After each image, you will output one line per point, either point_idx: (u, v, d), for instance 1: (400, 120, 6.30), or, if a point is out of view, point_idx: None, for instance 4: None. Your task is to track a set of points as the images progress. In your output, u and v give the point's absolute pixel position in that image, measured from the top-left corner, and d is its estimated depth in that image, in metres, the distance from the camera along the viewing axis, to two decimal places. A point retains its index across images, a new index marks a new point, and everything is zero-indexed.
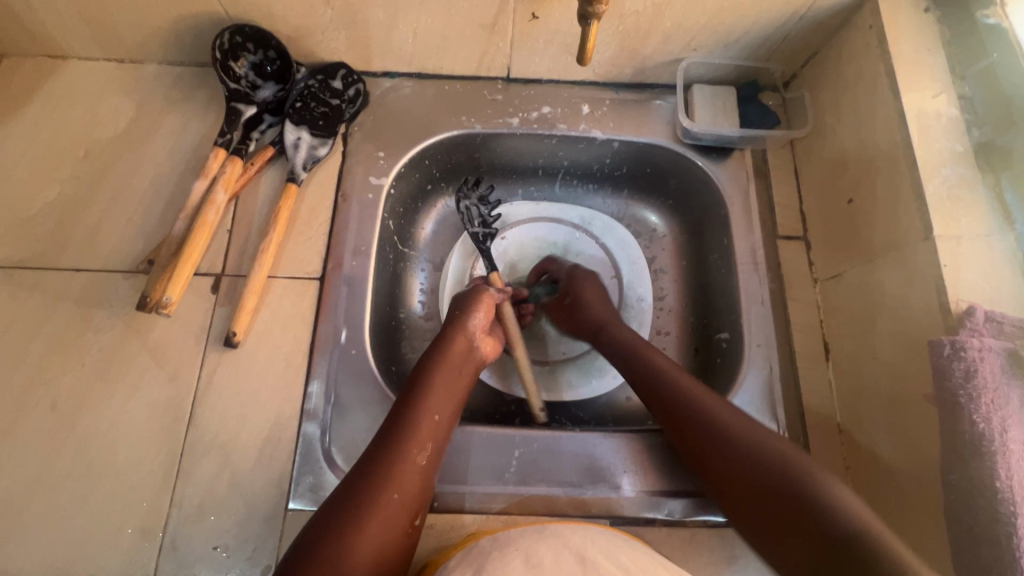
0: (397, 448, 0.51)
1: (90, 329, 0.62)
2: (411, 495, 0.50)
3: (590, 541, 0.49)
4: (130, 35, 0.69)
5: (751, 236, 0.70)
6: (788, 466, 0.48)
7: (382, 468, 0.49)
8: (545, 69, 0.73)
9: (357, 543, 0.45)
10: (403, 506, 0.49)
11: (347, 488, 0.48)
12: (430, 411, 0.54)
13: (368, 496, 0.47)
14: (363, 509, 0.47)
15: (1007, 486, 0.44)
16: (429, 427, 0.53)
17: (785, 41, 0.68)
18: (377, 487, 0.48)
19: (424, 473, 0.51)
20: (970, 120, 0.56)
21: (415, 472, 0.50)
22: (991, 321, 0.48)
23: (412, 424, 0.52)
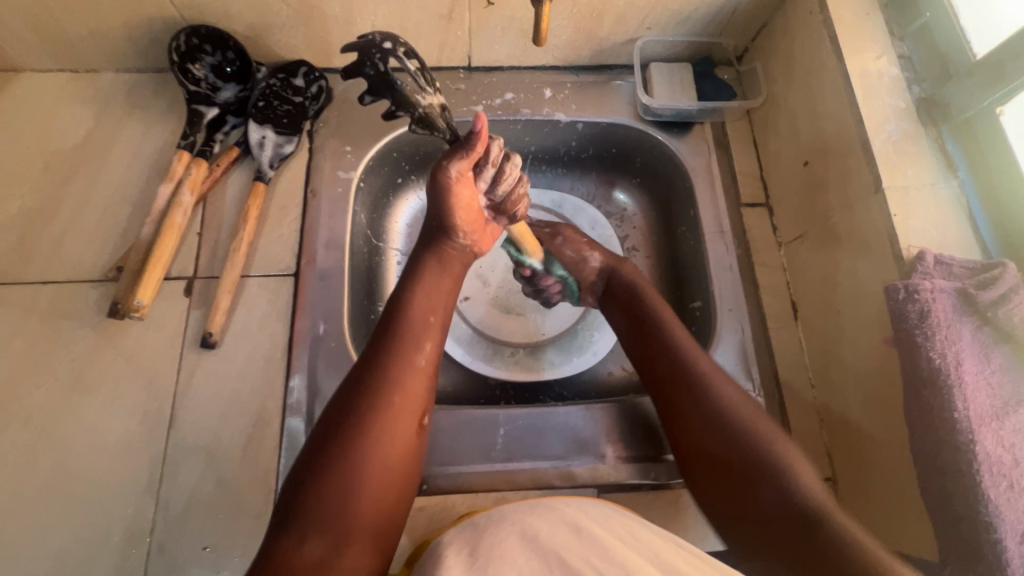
0: (396, 351, 0.48)
1: (62, 341, 0.61)
2: (411, 399, 0.47)
3: (583, 511, 0.49)
4: (83, 43, 0.68)
5: (716, 205, 0.72)
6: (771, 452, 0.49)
7: (383, 373, 0.47)
8: (505, 55, 0.75)
9: (369, 451, 0.44)
10: (402, 411, 0.46)
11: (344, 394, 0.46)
12: (423, 317, 0.51)
13: (365, 399, 0.46)
14: (362, 414, 0.45)
15: (964, 416, 0.46)
16: (419, 334, 0.50)
17: (734, 15, 0.70)
18: (374, 391, 0.46)
19: (423, 374, 0.49)
20: (910, 78, 0.59)
21: (412, 377, 0.48)
22: (941, 263, 0.50)
23: (405, 329, 0.50)
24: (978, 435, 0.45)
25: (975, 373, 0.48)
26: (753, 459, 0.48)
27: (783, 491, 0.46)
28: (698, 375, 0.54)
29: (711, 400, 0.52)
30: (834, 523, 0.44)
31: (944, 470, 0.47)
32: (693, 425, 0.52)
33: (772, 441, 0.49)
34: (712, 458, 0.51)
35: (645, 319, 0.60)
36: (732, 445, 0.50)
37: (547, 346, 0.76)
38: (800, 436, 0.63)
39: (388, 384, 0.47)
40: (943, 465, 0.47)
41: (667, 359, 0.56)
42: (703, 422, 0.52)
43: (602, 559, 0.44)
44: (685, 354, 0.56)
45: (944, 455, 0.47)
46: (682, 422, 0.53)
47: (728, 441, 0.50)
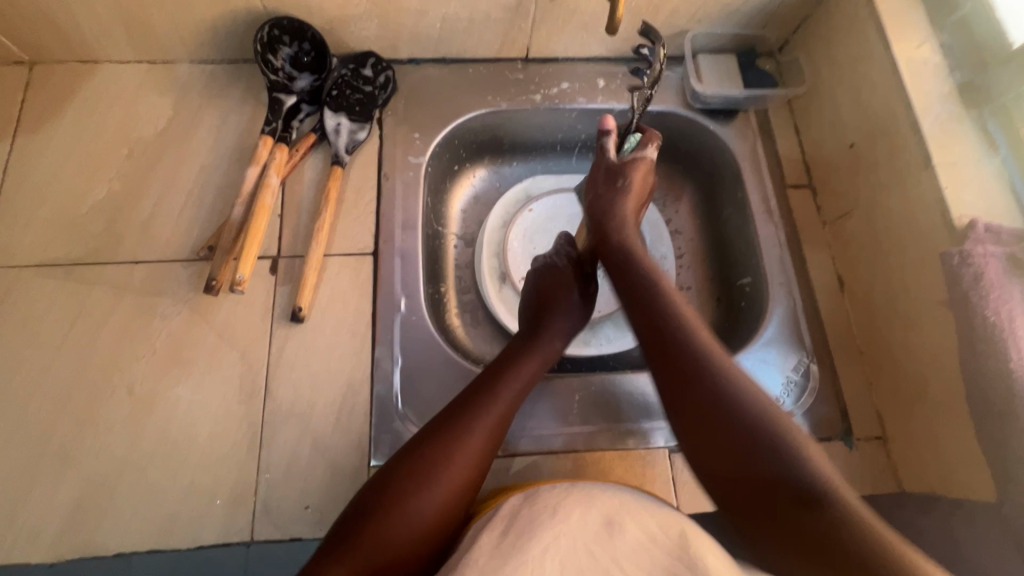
0: (465, 416, 0.55)
1: (158, 317, 0.64)
2: (477, 456, 0.53)
3: (620, 502, 0.50)
4: (166, 35, 0.71)
5: (763, 187, 0.77)
6: (773, 433, 0.46)
7: (449, 432, 0.53)
8: (561, 47, 0.79)
9: (420, 498, 0.50)
10: (467, 465, 0.52)
11: (425, 438, 0.54)
12: (511, 385, 0.59)
13: (444, 449, 0.52)
14: (436, 460, 0.51)
15: (1021, 365, 0.50)
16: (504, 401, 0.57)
17: (779, 9, 0.75)
18: (451, 442, 0.53)
19: (493, 439, 0.55)
20: (952, 64, 0.64)
21: (485, 439, 0.54)
22: (991, 230, 0.55)
23: (495, 391, 0.57)
24: None
25: None
26: (760, 441, 0.46)
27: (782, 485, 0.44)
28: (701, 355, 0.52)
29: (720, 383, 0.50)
30: (834, 499, 0.42)
31: (998, 416, 0.52)
32: (698, 404, 0.50)
33: (766, 409, 0.48)
34: (720, 437, 0.47)
35: (650, 298, 0.58)
36: (733, 425, 0.47)
37: (602, 323, 0.80)
38: (851, 398, 0.67)
39: (466, 436, 0.53)
40: (998, 412, 0.52)
41: (671, 326, 0.55)
42: (708, 404, 0.49)
43: (626, 558, 0.46)
44: (696, 339, 0.53)
45: (999, 402, 0.52)
46: (691, 410, 0.50)
47: (728, 422, 0.48)
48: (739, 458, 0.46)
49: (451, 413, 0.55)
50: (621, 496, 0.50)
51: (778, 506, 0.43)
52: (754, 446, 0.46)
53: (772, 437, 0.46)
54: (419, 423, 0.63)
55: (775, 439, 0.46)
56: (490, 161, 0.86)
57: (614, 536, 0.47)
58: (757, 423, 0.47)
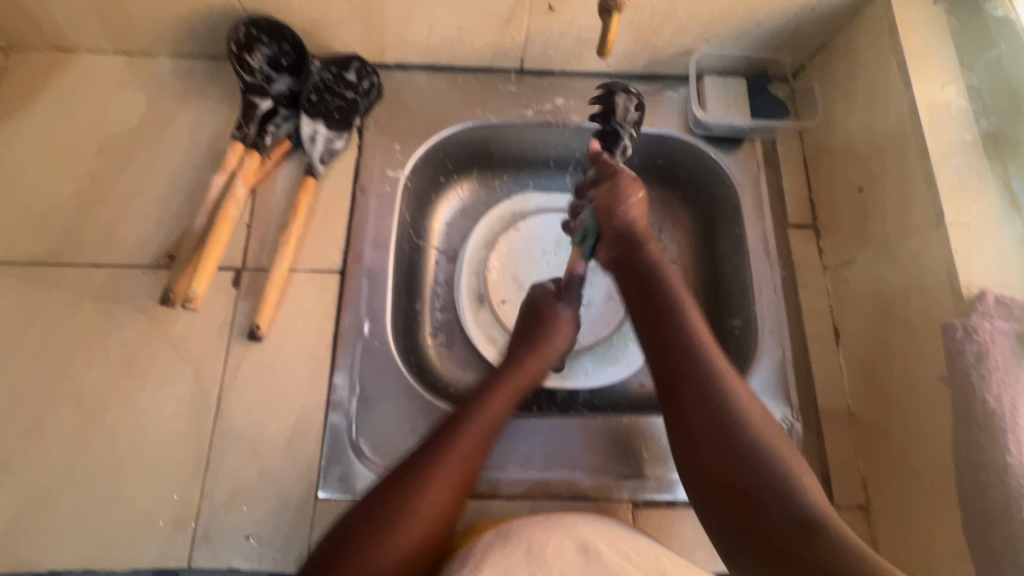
0: (443, 451, 0.52)
1: (114, 325, 0.62)
2: (438, 506, 0.49)
3: (594, 528, 0.49)
4: (141, 28, 0.68)
5: (763, 225, 0.72)
6: (768, 455, 0.47)
7: (426, 468, 0.51)
8: (558, 60, 0.74)
9: (393, 540, 0.46)
10: (426, 517, 0.48)
11: (387, 485, 0.50)
12: (475, 430, 0.54)
13: (405, 499, 0.49)
14: (397, 509, 0.48)
15: (1017, 461, 0.46)
16: (468, 445, 0.53)
17: (795, 32, 0.69)
18: (414, 489, 0.49)
19: (456, 489, 0.51)
20: (978, 110, 0.58)
21: (446, 485, 0.50)
22: (1001, 305, 0.50)
23: (458, 436, 0.53)
24: None
25: None
26: (756, 456, 0.47)
27: (776, 499, 0.45)
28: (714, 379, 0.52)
29: (728, 405, 0.50)
30: (832, 531, 0.42)
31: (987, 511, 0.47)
32: (700, 427, 0.50)
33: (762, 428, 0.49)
34: (717, 457, 0.48)
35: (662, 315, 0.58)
36: (732, 445, 0.48)
37: (581, 355, 0.76)
38: (835, 464, 0.63)
39: (429, 483, 0.50)
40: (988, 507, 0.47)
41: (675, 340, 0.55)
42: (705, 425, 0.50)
43: None
44: (704, 355, 0.54)
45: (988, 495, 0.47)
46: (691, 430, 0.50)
47: (729, 441, 0.48)
48: (745, 472, 0.47)
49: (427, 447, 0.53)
50: (593, 522, 0.50)
51: (772, 533, 0.43)
52: (751, 464, 0.47)
53: (774, 465, 0.46)
54: (373, 458, 0.60)
55: (763, 457, 0.47)
56: (479, 175, 0.81)
57: (590, 562, 0.46)
58: (759, 447, 0.48)
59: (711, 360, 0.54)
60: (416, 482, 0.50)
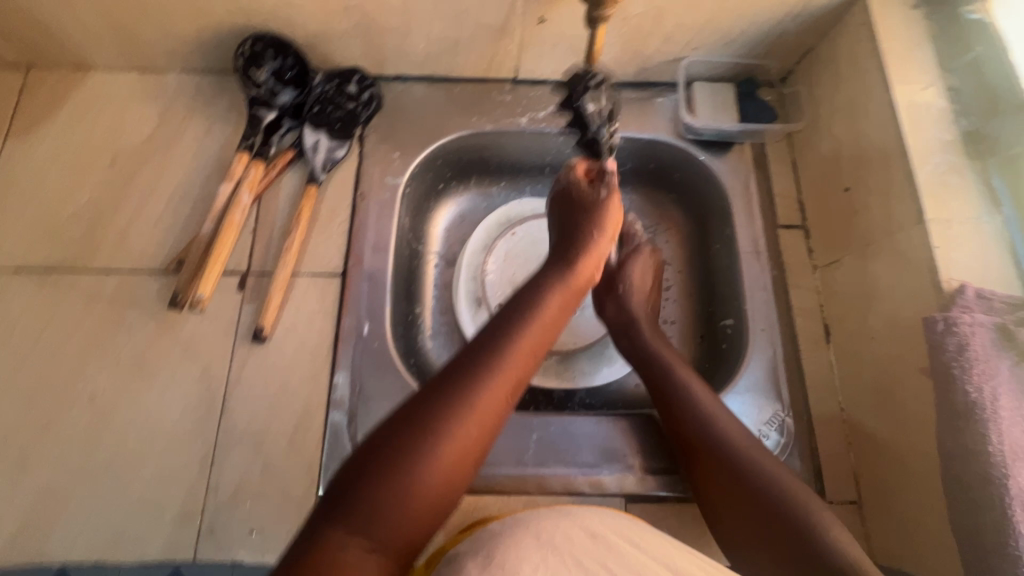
0: (479, 368, 0.45)
1: (124, 328, 0.65)
2: (487, 428, 0.44)
3: (600, 519, 0.51)
4: (152, 45, 0.72)
5: (752, 226, 0.73)
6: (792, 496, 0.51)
7: (460, 387, 0.44)
8: (552, 70, 0.76)
9: (426, 463, 0.41)
10: (474, 440, 0.44)
11: (435, 386, 0.45)
12: (518, 344, 0.48)
13: (458, 411, 0.43)
14: (449, 424, 0.43)
15: (998, 450, 0.47)
16: (515, 356, 0.48)
17: (781, 39, 0.71)
18: (466, 401, 0.44)
19: (506, 399, 0.46)
20: (958, 110, 0.60)
21: (497, 404, 0.45)
22: (981, 297, 0.51)
23: (499, 351, 0.47)
24: (1012, 470, 0.46)
25: (1011, 409, 0.48)
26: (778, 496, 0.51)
27: (804, 537, 0.48)
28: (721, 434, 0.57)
29: (739, 458, 0.55)
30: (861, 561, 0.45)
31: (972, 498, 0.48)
32: (719, 471, 0.56)
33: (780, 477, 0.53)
34: (736, 499, 0.53)
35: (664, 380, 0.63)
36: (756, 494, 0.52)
37: (578, 355, 0.78)
38: (827, 460, 0.63)
39: (478, 391, 0.44)
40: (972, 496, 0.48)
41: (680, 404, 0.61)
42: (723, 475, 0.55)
43: (614, 562, 0.46)
44: (715, 427, 0.58)
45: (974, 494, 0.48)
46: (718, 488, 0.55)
47: (745, 485, 0.53)
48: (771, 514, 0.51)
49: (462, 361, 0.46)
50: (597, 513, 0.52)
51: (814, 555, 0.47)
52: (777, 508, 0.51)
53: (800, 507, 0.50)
54: None
55: (783, 498, 0.51)
56: (476, 182, 0.84)
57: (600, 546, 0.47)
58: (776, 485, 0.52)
59: (724, 431, 0.57)
60: (463, 390, 0.44)
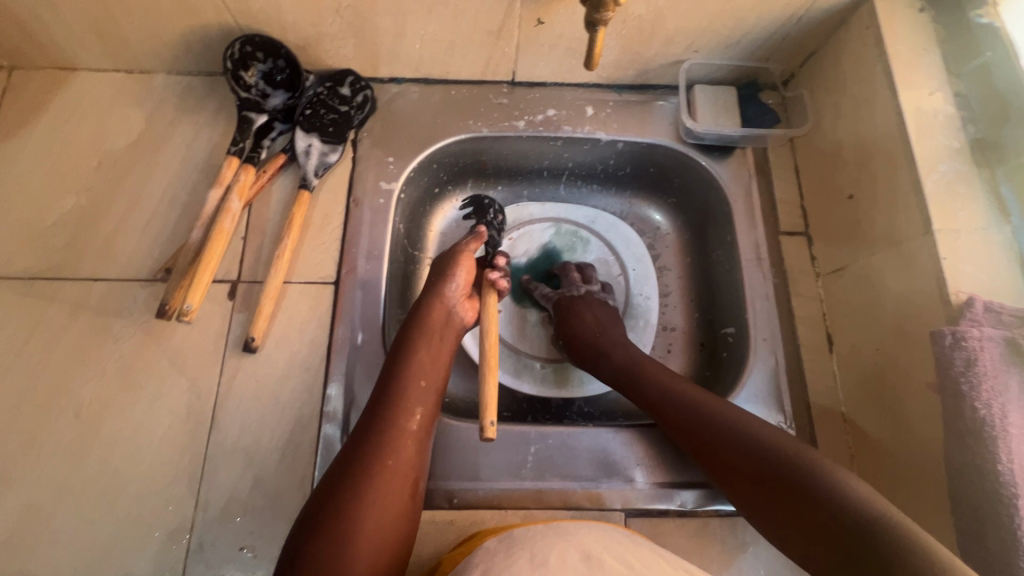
0: (385, 417, 0.51)
1: (111, 338, 0.63)
2: (409, 465, 0.50)
3: (596, 538, 0.49)
4: (139, 46, 0.70)
5: (754, 232, 0.72)
6: (800, 469, 0.48)
7: (370, 441, 0.49)
8: (549, 72, 0.75)
9: (361, 514, 0.46)
10: (402, 472, 0.49)
11: (351, 447, 0.50)
12: (414, 382, 0.54)
13: (375, 456, 0.48)
14: (370, 475, 0.48)
15: (1007, 469, 0.46)
16: (414, 392, 0.53)
17: (785, 41, 0.70)
18: (377, 450, 0.49)
19: (419, 434, 0.52)
20: (965, 118, 0.59)
21: (407, 437, 0.51)
22: (990, 311, 0.50)
23: (398, 395, 0.52)
24: (1020, 489, 0.45)
25: (1020, 425, 0.47)
26: (787, 470, 0.49)
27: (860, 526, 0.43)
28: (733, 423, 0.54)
29: (749, 438, 0.52)
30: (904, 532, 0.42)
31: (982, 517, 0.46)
32: (752, 473, 0.51)
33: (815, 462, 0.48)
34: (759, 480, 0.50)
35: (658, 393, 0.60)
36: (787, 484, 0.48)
37: (576, 363, 0.77)
38: None
39: (388, 435, 0.50)
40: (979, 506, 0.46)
41: (680, 411, 0.58)
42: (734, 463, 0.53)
43: None
44: (724, 418, 0.55)
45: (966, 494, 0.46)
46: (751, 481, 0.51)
47: (761, 467, 0.50)
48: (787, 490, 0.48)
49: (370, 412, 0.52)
50: (593, 533, 0.50)
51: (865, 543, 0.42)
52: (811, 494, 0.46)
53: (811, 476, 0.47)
54: None
55: (795, 466, 0.49)
56: (473, 186, 0.82)
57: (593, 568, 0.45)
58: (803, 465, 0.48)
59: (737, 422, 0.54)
60: (374, 440, 0.50)
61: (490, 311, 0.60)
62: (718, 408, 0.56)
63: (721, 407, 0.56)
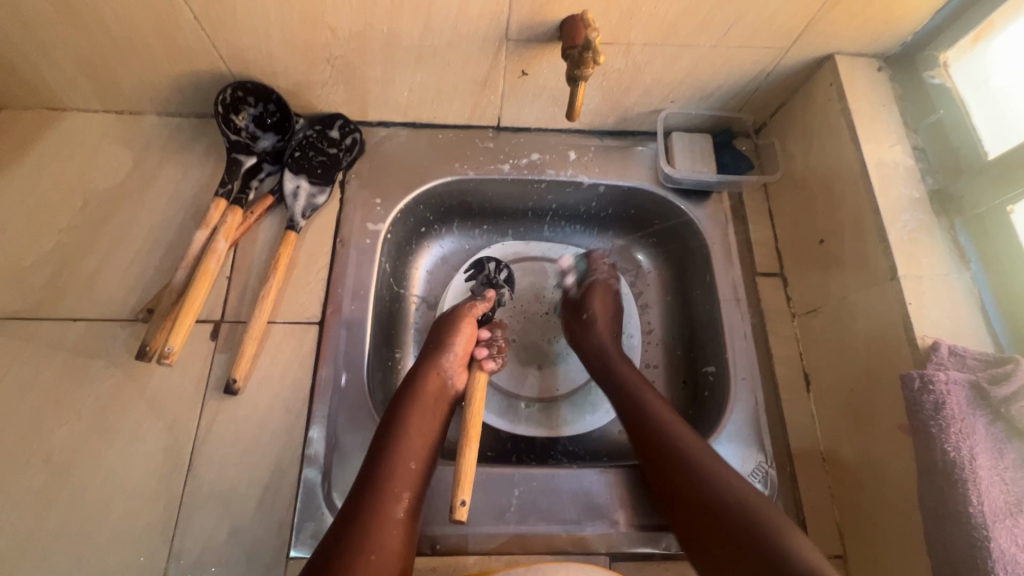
0: (374, 500, 0.52)
1: (87, 380, 0.62)
2: (396, 552, 0.50)
3: None
4: (131, 89, 0.71)
5: (732, 273, 0.74)
6: (758, 516, 0.50)
7: (359, 527, 0.50)
8: (533, 119, 0.78)
9: None
10: (388, 561, 0.49)
11: (337, 535, 0.50)
12: (404, 460, 0.55)
13: (359, 548, 0.49)
14: (356, 562, 0.48)
15: (979, 511, 0.47)
16: (402, 474, 0.54)
17: (754, 94, 0.74)
18: (364, 536, 0.49)
19: (407, 520, 0.53)
20: (923, 169, 0.62)
21: (395, 523, 0.52)
22: (954, 355, 0.52)
23: (388, 476, 0.54)
24: (992, 530, 0.46)
25: (988, 468, 0.49)
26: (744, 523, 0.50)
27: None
28: (716, 477, 0.54)
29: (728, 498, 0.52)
30: None
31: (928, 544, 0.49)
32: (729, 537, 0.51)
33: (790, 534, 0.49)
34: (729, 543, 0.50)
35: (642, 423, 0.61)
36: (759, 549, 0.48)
37: (561, 402, 0.77)
38: (811, 514, 0.63)
39: (376, 521, 0.51)
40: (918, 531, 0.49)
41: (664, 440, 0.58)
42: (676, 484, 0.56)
43: None
44: (707, 465, 0.55)
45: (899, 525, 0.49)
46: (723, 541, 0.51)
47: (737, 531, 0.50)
48: (733, 530, 0.51)
49: (359, 494, 0.52)
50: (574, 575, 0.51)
51: None
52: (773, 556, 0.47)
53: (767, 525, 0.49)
54: None
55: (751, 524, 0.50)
56: (459, 225, 0.84)
57: None
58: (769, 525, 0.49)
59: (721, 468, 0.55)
60: (363, 526, 0.50)
61: (477, 383, 0.62)
62: (707, 461, 0.56)
63: (715, 462, 0.56)
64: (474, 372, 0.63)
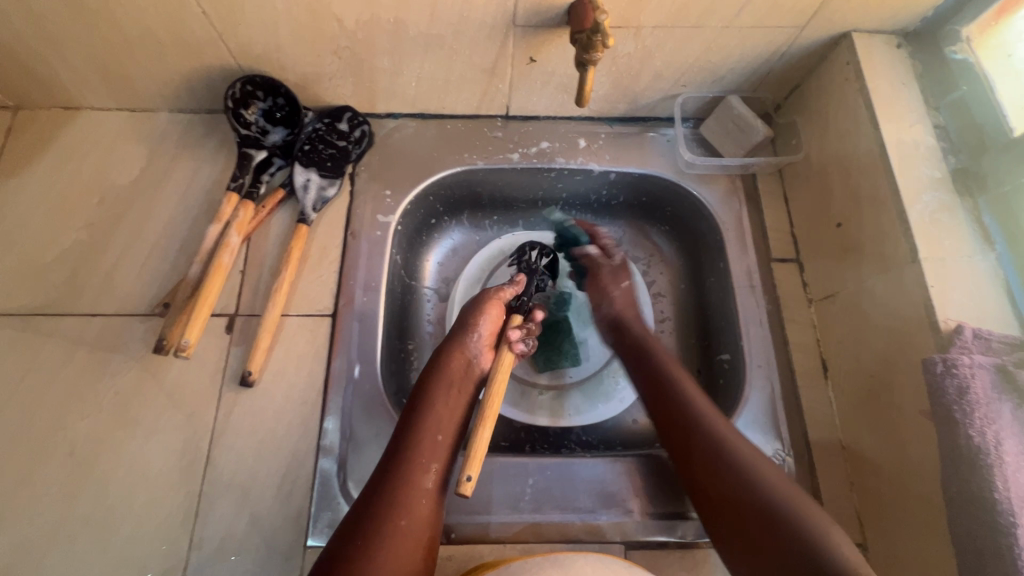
0: (399, 472, 0.53)
1: (108, 374, 0.63)
2: (423, 521, 0.52)
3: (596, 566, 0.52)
4: (142, 86, 0.71)
5: (747, 259, 0.73)
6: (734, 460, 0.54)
7: (384, 500, 0.51)
8: (543, 107, 0.77)
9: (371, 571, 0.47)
10: (414, 532, 0.50)
11: (365, 506, 0.51)
12: (431, 436, 0.56)
13: (390, 514, 0.50)
14: (383, 530, 0.49)
15: (1004, 497, 0.46)
16: (430, 447, 0.55)
17: (768, 75, 0.72)
18: (391, 505, 0.51)
19: (435, 492, 0.54)
20: (945, 148, 0.61)
21: (422, 493, 0.53)
22: (979, 338, 0.51)
23: (414, 450, 0.54)
24: (1018, 518, 0.46)
25: (1014, 451, 0.48)
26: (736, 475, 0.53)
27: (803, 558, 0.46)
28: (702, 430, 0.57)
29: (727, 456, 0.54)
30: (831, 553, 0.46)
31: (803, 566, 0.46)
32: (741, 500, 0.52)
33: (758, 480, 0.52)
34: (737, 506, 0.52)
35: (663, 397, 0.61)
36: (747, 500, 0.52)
37: (572, 391, 0.76)
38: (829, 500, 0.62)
39: (401, 493, 0.52)
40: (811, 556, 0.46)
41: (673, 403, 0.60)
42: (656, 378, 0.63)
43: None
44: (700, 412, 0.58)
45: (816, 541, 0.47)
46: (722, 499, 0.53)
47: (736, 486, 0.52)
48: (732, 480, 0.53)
49: (386, 468, 0.53)
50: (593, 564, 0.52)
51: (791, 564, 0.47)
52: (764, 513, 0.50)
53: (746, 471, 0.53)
54: None
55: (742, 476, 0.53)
56: (469, 216, 0.83)
57: None
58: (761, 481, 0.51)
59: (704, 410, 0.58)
60: (389, 498, 0.51)
61: (502, 363, 0.59)
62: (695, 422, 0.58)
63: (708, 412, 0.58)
64: (500, 352, 0.60)
